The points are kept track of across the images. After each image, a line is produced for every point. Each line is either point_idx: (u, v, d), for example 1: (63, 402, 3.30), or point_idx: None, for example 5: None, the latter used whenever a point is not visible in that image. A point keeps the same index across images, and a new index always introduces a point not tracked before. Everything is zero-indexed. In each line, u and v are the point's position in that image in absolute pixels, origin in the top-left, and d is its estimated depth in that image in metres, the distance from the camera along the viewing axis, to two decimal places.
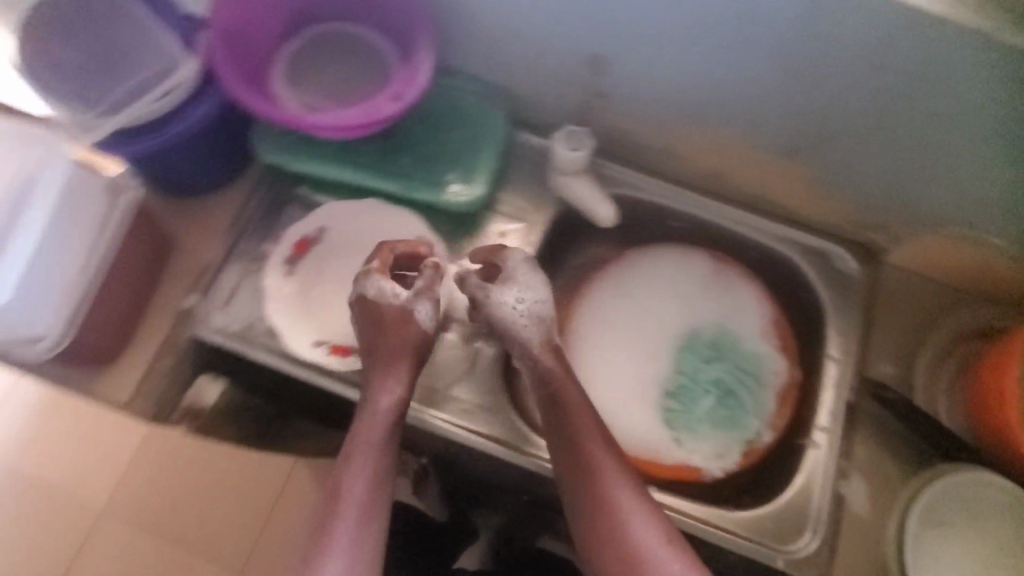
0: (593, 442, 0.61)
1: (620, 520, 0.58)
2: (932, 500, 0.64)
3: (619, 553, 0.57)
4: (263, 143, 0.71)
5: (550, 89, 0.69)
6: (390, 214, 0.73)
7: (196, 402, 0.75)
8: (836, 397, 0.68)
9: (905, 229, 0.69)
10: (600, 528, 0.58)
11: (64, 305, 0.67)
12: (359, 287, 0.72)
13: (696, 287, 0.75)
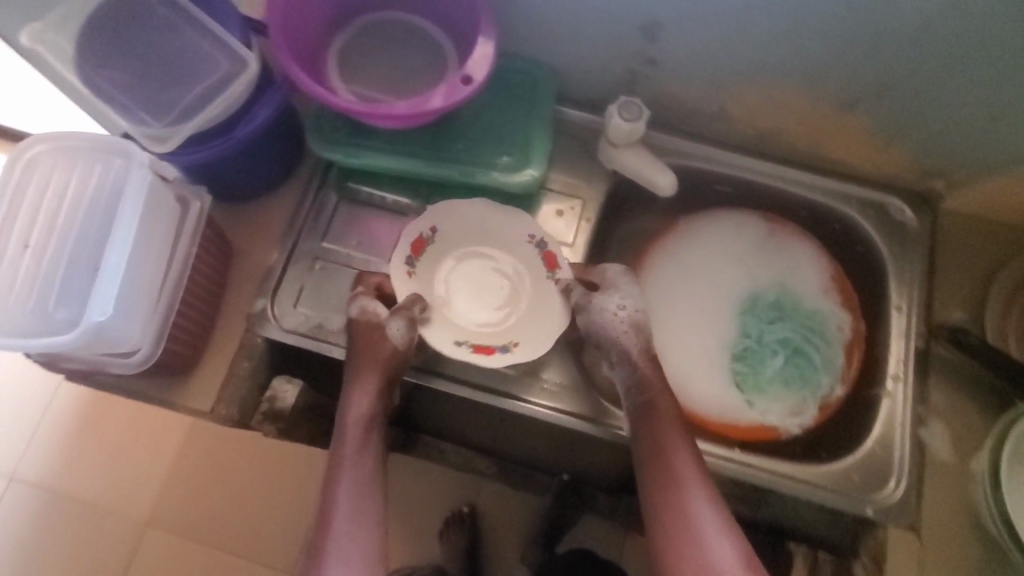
0: (668, 425, 0.59)
1: (682, 506, 0.55)
2: (1017, 435, 0.62)
3: (672, 542, 0.54)
4: (316, 140, 0.68)
5: (599, 60, 0.69)
6: (511, 213, 0.68)
7: (273, 408, 0.68)
8: (908, 345, 0.68)
9: (967, 173, 0.68)
10: (660, 503, 0.56)
11: (152, 320, 0.59)
12: (487, 290, 0.68)
13: (752, 248, 0.75)
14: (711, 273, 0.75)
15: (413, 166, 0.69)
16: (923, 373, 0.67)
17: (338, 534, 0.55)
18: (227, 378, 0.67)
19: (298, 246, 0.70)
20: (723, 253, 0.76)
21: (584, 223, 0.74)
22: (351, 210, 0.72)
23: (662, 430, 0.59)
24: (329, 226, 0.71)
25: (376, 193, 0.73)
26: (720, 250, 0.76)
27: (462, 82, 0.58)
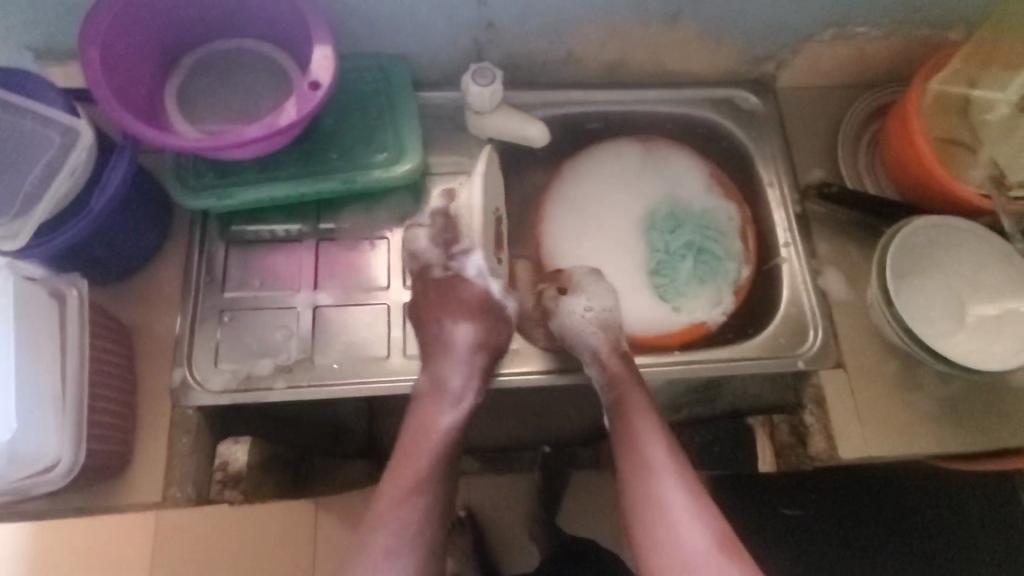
0: (631, 398, 0.65)
1: (645, 468, 0.62)
2: (896, 256, 0.67)
3: (640, 498, 0.62)
4: (183, 193, 0.65)
5: (439, 36, 0.69)
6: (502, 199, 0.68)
7: (228, 471, 0.64)
8: (788, 212, 0.75)
9: (790, 50, 0.75)
10: (641, 503, 0.62)
11: (64, 427, 0.55)
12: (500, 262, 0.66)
13: (633, 172, 0.81)
14: (609, 203, 0.80)
15: (292, 190, 0.67)
16: (807, 231, 0.74)
17: (413, 509, 0.60)
18: (167, 459, 0.62)
19: (201, 304, 0.68)
20: (615, 181, 0.81)
21: (476, 194, 0.75)
22: (244, 252, 0.70)
23: (639, 426, 0.64)
24: (226, 275, 0.69)
25: (265, 227, 0.71)
26: (611, 180, 0.81)
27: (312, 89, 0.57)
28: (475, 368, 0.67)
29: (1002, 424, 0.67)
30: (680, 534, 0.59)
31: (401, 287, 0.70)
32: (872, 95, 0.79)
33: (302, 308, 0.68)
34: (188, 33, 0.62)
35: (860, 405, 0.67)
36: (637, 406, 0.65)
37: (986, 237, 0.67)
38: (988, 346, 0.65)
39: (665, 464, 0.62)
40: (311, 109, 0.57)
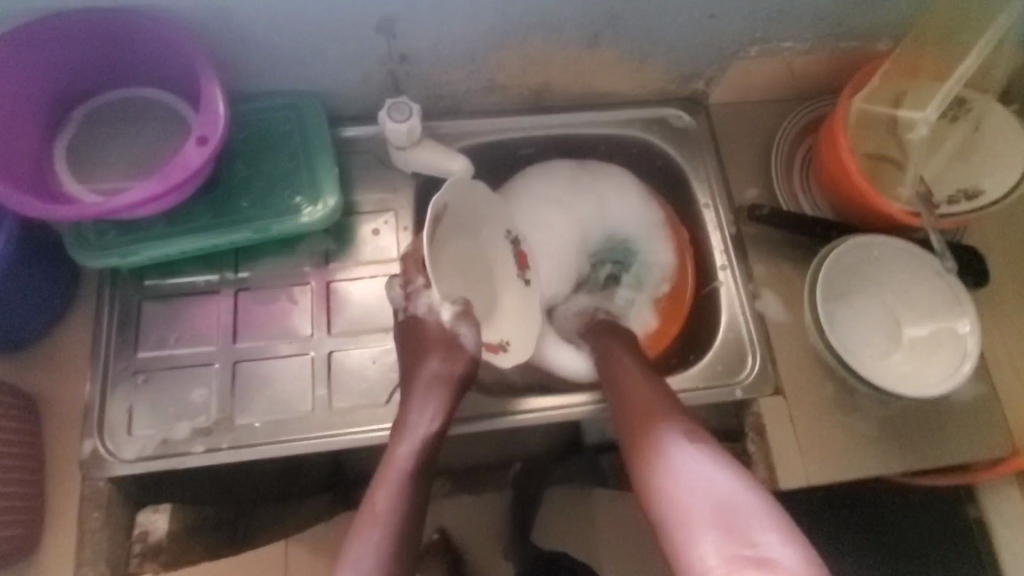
0: (632, 375, 0.64)
1: (653, 439, 0.58)
2: (829, 278, 0.66)
3: (637, 448, 0.59)
4: (82, 252, 0.61)
5: (350, 72, 0.66)
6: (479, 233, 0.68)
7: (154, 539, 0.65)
8: (724, 234, 0.74)
9: (718, 67, 0.73)
10: (636, 448, 0.59)
11: None
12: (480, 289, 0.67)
13: (568, 197, 0.78)
14: (547, 232, 0.77)
15: (199, 243, 0.63)
16: (743, 253, 0.73)
17: (371, 534, 0.56)
18: (80, 537, 0.59)
19: (112, 367, 0.64)
20: (550, 210, 0.78)
21: (403, 231, 0.72)
22: (157, 309, 0.67)
23: (630, 382, 0.64)
24: (138, 334, 0.66)
25: (180, 282, 0.67)
26: (546, 209, 0.77)
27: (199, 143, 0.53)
28: (449, 393, 0.62)
29: (941, 443, 0.67)
30: (679, 478, 0.54)
31: (327, 336, 0.67)
32: (804, 108, 0.77)
33: (220, 365, 0.65)
34: (83, 85, 0.59)
35: (799, 432, 0.66)
36: (625, 363, 0.66)
37: (918, 253, 0.65)
38: (923, 367, 0.63)
39: (658, 408, 0.60)
40: (200, 164, 0.53)
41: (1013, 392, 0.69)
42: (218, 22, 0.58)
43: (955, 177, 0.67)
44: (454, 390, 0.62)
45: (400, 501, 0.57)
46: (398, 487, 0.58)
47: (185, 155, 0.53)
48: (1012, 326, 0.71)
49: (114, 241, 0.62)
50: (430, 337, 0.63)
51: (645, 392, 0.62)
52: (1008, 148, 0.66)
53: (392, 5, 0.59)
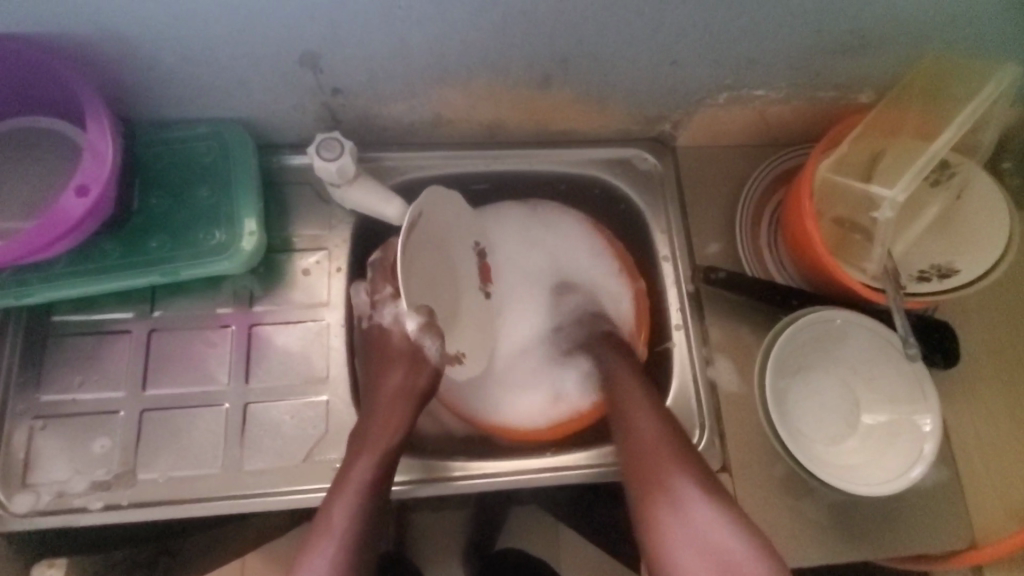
0: (640, 415, 0.59)
1: (666, 479, 0.55)
2: (785, 354, 0.61)
3: (642, 480, 0.56)
4: None
5: (278, 102, 0.61)
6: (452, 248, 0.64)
7: None
8: (681, 291, 0.69)
9: (685, 111, 0.67)
10: (642, 481, 0.56)
11: None
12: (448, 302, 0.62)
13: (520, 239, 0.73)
14: (517, 271, 0.73)
15: (106, 283, 0.59)
16: (700, 314, 0.68)
17: (331, 541, 0.53)
18: None
19: (10, 411, 0.60)
20: (521, 249, 0.73)
21: (335, 273, 0.67)
22: (61, 348, 0.62)
23: (636, 415, 0.60)
24: (40, 376, 0.61)
25: (91, 319, 0.63)
26: (514, 248, 0.73)
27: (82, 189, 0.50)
28: (411, 406, 0.60)
29: (895, 534, 0.63)
30: (692, 519, 0.52)
31: (244, 386, 0.62)
32: (777, 159, 0.71)
33: (126, 414, 0.61)
34: None
35: (744, 515, 0.62)
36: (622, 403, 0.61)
37: (882, 334, 0.61)
38: (876, 458, 0.59)
39: (667, 448, 0.56)
40: (76, 217, 0.50)
41: (979, 481, 0.65)
42: (120, 50, 0.53)
43: (929, 251, 0.62)
44: (418, 401, 0.61)
45: (361, 508, 0.54)
46: (360, 489, 0.55)
47: (62, 206, 0.50)
48: (981, 408, 0.67)
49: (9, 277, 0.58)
50: (396, 347, 0.61)
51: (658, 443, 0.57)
52: (990, 223, 0.61)
53: (315, 38, 0.54)
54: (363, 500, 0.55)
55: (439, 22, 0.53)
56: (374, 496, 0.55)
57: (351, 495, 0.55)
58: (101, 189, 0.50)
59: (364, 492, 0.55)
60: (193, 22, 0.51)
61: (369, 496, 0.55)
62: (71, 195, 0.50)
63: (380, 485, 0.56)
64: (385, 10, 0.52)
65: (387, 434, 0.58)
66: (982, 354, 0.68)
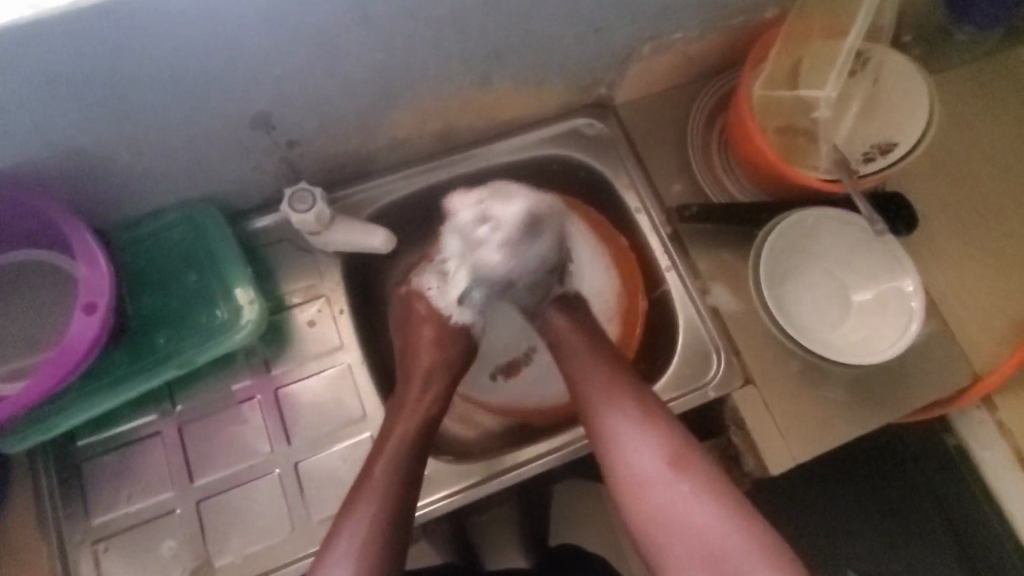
0: (642, 456, 0.58)
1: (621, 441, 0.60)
2: (771, 262, 0.66)
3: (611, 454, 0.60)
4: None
5: (240, 170, 0.62)
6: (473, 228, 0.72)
7: None
8: (661, 236, 0.73)
9: (616, 71, 0.71)
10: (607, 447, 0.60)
11: None
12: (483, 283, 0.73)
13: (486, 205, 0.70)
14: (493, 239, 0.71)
15: (126, 392, 0.59)
16: (685, 251, 0.72)
17: (358, 515, 0.55)
18: None
19: (68, 544, 0.60)
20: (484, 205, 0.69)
21: (340, 315, 0.68)
22: (97, 469, 0.62)
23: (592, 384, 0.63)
24: (86, 501, 0.61)
25: (117, 431, 0.63)
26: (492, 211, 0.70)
27: (86, 310, 0.52)
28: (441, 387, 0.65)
29: (909, 389, 0.69)
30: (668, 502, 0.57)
31: (288, 448, 0.64)
32: (709, 91, 0.76)
33: (184, 510, 0.61)
34: None
35: (778, 416, 0.66)
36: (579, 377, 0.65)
37: (850, 220, 0.67)
38: (877, 328, 0.65)
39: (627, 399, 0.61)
40: (91, 337, 0.52)
41: (966, 322, 0.71)
42: (77, 163, 0.53)
43: (867, 134, 0.68)
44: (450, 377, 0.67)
45: (396, 473, 0.57)
46: (395, 454, 0.58)
47: (75, 330, 0.51)
48: (949, 259, 0.73)
49: (29, 418, 0.57)
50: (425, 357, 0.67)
51: (651, 474, 0.58)
52: (910, 95, 0.67)
53: (263, 100, 0.55)
54: (393, 465, 0.58)
55: (375, 53, 0.55)
56: (406, 460, 0.58)
57: (386, 460, 0.58)
58: (108, 305, 0.52)
59: (398, 458, 0.58)
60: (143, 117, 0.51)
61: (399, 460, 0.58)
62: (81, 317, 0.52)
63: (411, 451, 0.59)
64: (325, 56, 0.53)
65: (418, 410, 0.62)
66: (934, 212, 0.75)
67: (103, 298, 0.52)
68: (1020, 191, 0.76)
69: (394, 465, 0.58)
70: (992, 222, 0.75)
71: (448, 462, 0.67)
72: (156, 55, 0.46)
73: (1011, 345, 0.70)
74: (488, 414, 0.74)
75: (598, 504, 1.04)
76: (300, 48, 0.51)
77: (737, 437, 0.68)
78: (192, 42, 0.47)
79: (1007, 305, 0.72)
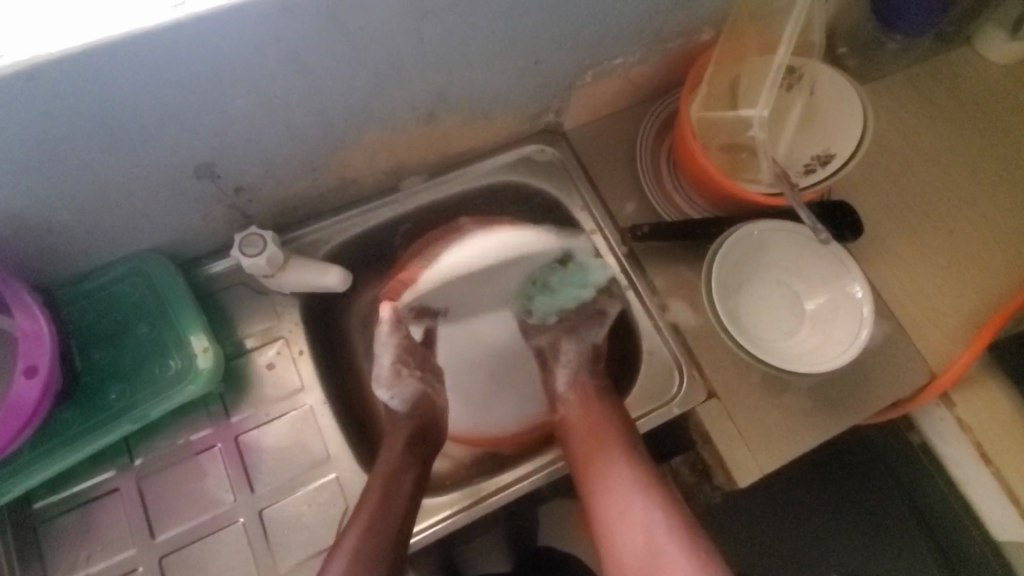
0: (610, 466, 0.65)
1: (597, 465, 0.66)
2: (722, 275, 0.67)
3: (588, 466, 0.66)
4: None
5: (189, 218, 0.62)
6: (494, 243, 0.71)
7: None
8: (617, 255, 0.74)
9: (562, 99, 0.72)
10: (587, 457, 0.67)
11: None
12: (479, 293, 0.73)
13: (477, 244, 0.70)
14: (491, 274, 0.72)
15: (78, 453, 0.58)
16: (640, 269, 0.73)
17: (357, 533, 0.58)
18: None
19: None
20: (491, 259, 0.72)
21: (300, 355, 0.68)
22: (55, 532, 0.60)
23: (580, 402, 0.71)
24: (42, 565, 0.59)
25: (74, 490, 0.61)
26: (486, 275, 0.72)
27: (25, 373, 0.52)
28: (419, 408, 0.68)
29: (867, 392, 0.70)
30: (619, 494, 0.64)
31: (252, 495, 0.63)
32: (654, 112, 0.77)
33: (147, 566, 0.60)
34: None
35: (741, 428, 0.67)
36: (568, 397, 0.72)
37: (795, 229, 0.68)
38: (830, 334, 0.66)
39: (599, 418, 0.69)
40: (34, 398, 0.52)
41: (918, 321, 0.73)
42: (12, 224, 0.52)
43: (806, 147, 0.70)
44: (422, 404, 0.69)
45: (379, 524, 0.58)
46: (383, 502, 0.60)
47: (16, 393, 0.52)
48: (899, 262, 0.75)
49: None
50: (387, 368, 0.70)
51: (636, 520, 0.62)
52: (843, 107, 0.69)
53: (204, 150, 0.55)
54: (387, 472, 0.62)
55: (314, 96, 0.56)
56: (387, 515, 0.59)
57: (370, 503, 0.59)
58: (50, 367, 0.52)
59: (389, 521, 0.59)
60: (80, 177, 0.51)
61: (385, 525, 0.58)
62: (22, 380, 0.52)
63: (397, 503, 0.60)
64: (262, 104, 0.54)
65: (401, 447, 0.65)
66: (880, 215, 0.77)
67: (46, 358, 0.52)
68: (966, 193, 0.78)
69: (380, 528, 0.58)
70: (937, 222, 0.77)
71: None
72: (84, 113, 0.46)
73: (963, 341, 0.72)
74: (457, 444, 0.74)
75: (582, 522, 1.04)
76: (236, 98, 0.52)
77: (704, 451, 0.69)
78: (120, 98, 0.47)
79: (959, 302, 0.74)
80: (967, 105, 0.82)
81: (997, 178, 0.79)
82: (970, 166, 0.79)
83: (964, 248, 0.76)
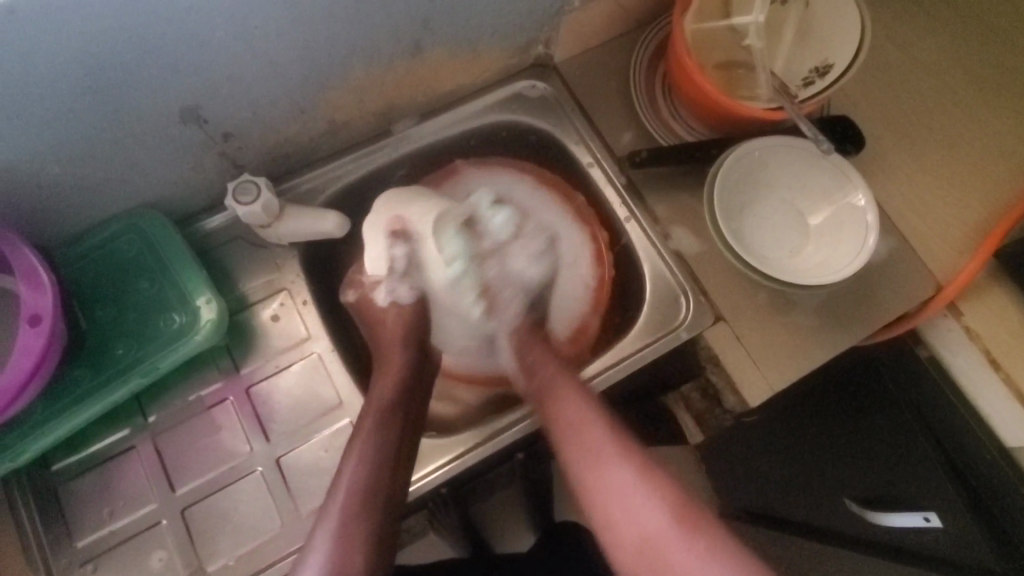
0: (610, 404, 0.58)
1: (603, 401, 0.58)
2: (724, 197, 0.67)
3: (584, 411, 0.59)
4: None
5: (180, 168, 0.61)
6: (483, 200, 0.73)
7: None
8: (617, 187, 0.73)
9: (551, 28, 0.70)
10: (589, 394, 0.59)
11: None
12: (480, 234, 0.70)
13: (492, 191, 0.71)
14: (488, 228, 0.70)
15: (91, 408, 0.58)
16: (641, 199, 0.72)
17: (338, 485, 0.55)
18: None
19: (56, 568, 0.59)
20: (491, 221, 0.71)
21: (304, 306, 0.67)
22: (76, 493, 0.60)
23: None
24: (67, 524, 0.60)
25: (91, 450, 0.62)
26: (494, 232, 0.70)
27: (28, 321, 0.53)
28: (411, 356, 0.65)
29: (875, 305, 0.70)
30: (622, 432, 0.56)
31: (268, 445, 0.63)
32: (646, 38, 0.75)
33: (170, 519, 0.60)
34: None
35: (751, 348, 0.67)
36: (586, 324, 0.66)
37: (797, 145, 0.67)
38: (836, 248, 0.65)
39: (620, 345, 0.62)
40: (43, 343, 0.53)
41: (925, 234, 0.72)
42: (4, 178, 0.51)
43: (803, 60, 0.68)
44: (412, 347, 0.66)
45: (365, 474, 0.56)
46: (360, 457, 0.56)
47: (23, 342, 0.52)
48: (902, 177, 0.74)
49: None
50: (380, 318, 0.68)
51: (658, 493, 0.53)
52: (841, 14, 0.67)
53: (189, 93, 0.54)
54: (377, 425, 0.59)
55: (297, 30, 0.54)
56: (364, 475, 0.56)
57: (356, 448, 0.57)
58: (53, 315, 0.53)
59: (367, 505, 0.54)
60: (65, 124, 0.50)
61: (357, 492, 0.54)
62: (27, 329, 0.52)
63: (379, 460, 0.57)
64: (245, 41, 0.52)
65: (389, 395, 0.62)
66: (880, 131, 0.76)
67: (49, 303, 0.53)
68: (965, 103, 0.77)
69: (364, 531, 0.53)
70: (936, 134, 0.76)
71: (431, 436, 0.67)
72: (65, 55, 0.45)
73: (970, 252, 0.71)
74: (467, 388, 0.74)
75: None
76: (216, 32, 0.50)
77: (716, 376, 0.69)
78: (97, 36, 0.45)
79: (961, 214, 0.73)
80: (965, 15, 0.80)
81: (998, 86, 0.77)
82: (971, 75, 0.78)
83: (966, 159, 0.75)
